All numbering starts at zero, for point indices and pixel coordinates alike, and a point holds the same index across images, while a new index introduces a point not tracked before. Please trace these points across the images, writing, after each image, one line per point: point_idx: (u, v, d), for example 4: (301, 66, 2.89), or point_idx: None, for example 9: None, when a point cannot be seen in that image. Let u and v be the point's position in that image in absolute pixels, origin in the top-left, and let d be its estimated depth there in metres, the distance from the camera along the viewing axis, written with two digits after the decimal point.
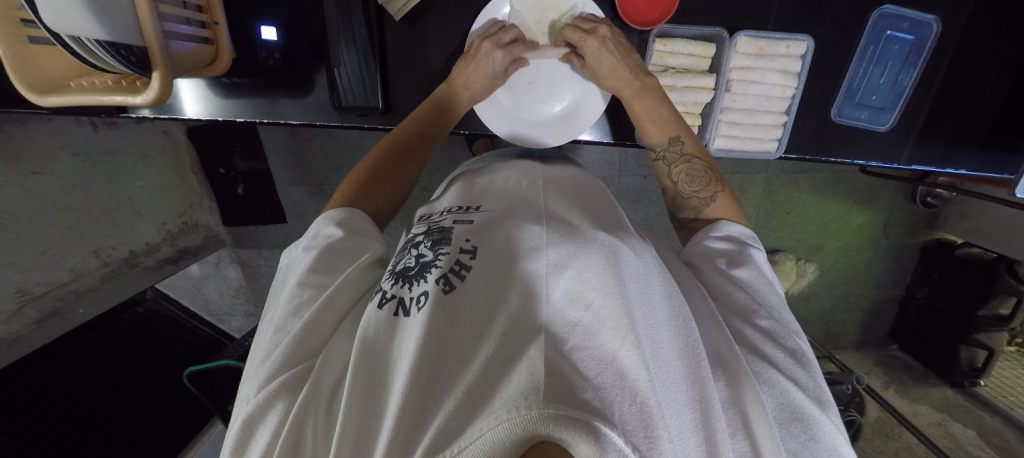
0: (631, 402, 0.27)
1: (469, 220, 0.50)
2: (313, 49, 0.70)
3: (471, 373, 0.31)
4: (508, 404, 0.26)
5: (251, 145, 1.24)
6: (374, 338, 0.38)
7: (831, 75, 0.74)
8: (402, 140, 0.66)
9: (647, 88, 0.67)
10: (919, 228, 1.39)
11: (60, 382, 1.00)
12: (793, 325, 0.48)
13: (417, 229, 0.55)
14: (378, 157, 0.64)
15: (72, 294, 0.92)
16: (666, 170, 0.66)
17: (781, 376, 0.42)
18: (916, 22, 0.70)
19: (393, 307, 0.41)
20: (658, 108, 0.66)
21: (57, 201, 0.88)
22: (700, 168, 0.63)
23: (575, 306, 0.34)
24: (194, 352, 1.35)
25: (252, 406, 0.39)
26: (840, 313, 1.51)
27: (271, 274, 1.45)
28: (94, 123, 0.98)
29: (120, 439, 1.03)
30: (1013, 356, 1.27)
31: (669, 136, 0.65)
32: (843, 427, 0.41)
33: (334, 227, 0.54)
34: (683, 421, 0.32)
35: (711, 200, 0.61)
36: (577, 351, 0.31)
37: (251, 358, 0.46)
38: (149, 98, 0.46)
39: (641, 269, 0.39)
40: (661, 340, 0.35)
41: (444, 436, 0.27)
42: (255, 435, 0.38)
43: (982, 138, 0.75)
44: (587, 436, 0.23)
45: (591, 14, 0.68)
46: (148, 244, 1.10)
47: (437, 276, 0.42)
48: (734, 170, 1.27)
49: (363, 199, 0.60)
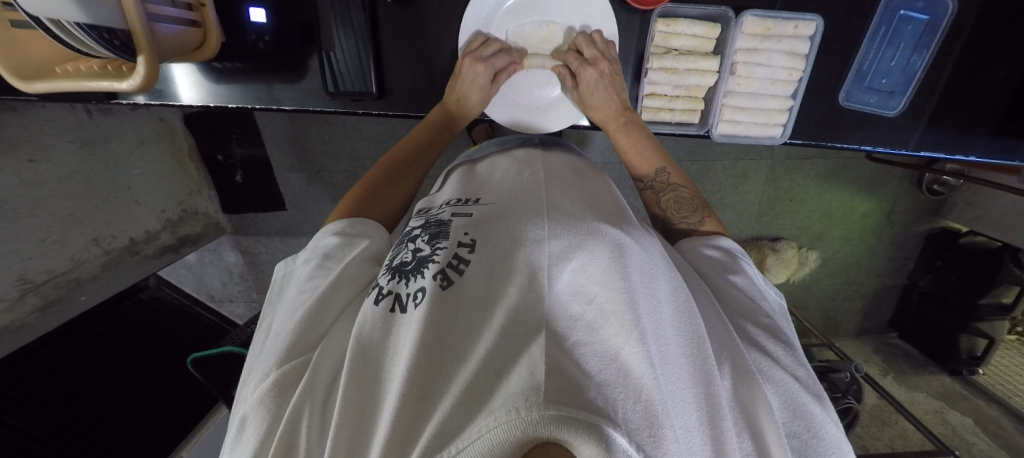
0: (635, 399, 0.27)
1: (467, 213, 0.48)
2: (306, 35, 0.68)
3: (470, 370, 0.30)
4: (507, 403, 0.25)
5: (248, 132, 1.22)
6: (370, 337, 0.37)
7: (842, 57, 0.71)
8: (399, 158, 0.65)
9: (632, 122, 0.66)
10: (924, 216, 1.37)
11: (67, 368, 1.01)
12: (788, 327, 0.48)
13: (415, 222, 0.53)
14: (386, 166, 0.64)
15: (74, 282, 0.93)
16: (655, 199, 0.63)
17: (784, 373, 0.41)
18: (931, 1, 0.67)
19: (389, 303, 0.40)
20: (644, 142, 0.65)
21: (54, 189, 0.88)
22: (687, 196, 0.61)
23: (578, 301, 0.34)
24: (197, 337, 1.37)
25: (249, 402, 0.38)
26: (840, 301, 1.50)
27: (272, 261, 1.44)
28: (88, 109, 0.97)
29: (126, 423, 1.05)
30: (1013, 345, 1.26)
31: (655, 168, 0.64)
32: (841, 423, 0.41)
33: (332, 237, 0.52)
34: (688, 419, 0.31)
35: (700, 224, 0.59)
36: (579, 348, 0.30)
37: (248, 361, 0.45)
38: (136, 83, 0.46)
39: (647, 262, 0.38)
40: (668, 336, 0.34)
41: (442, 436, 0.26)
42: (246, 429, 0.37)
43: (993, 123, 0.74)
44: (589, 437, 0.23)
45: (599, 33, 0.66)
46: (147, 231, 1.10)
47: (434, 272, 0.40)
48: (737, 157, 1.25)
49: (365, 210, 0.57)
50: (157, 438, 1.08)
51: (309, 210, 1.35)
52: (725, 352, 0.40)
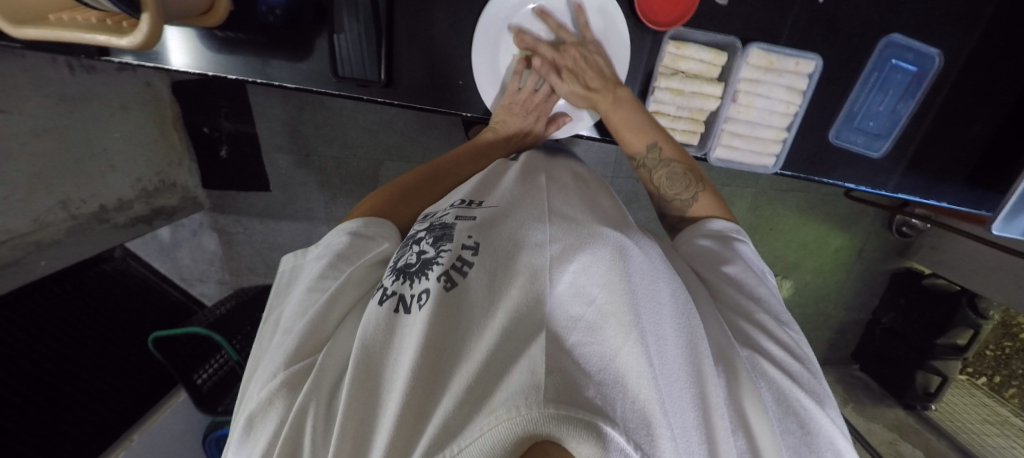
0: (632, 401, 0.27)
1: (470, 216, 0.48)
2: (318, 12, 0.67)
3: (470, 369, 0.30)
4: (508, 402, 0.25)
5: (238, 107, 1.18)
6: (374, 337, 0.37)
7: (835, 97, 0.75)
8: (418, 180, 0.64)
9: (621, 99, 0.66)
10: (892, 255, 1.45)
11: (18, 338, 0.94)
12: (786, 317, 0.49)
13: (420, 225, 0.52)
14: (421, 173, 0.65)
15: (33, 246, 0.85)
16: (648, 177, 0.66)
17: (778, 371, 0.42)
18: (920, 53, 0.72)
19: (393, 304, 0.39)
20: (634, 117, 0.66)
21: (26, 145, 0.83)
22: (679, 171, 0.64)
23: (578, 301, 0.34)
24: (159, 315, 1.30)
25: (254, 403, 0.37)
26: (808, 330, 1.56)
27: (250, 243, 1.40)
28: (71, 65, 0.92)
29: (73, 400, 0.98)
30: (964, 385, 1.34)
31: (646, 143, 0.65)
32: (841, 424, 0.42)
33: (345, 236, 0.51)
34: (687, 418, 0.31)
35: (694, 200, 0.63)
36: (579, 348, 0.31)
37: (252, 358, 0.44)
38: (136, 42, 0.44)
39: (648, 266, 0.38)
40: (666, 336, 0.35)
41: (443, 436, 0.26)
42: (255, 430, 0.36)
43: (966, 174, 0.79)
44: (588, 435, 0.23)
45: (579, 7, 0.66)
46: (120, 199, 1.04)
47: (438, 273, 0.40)
48: (725, 182, 1.29)
49: (384, 209, 0.57)
50: (106, 419, 1.02)
51: (295, 194, 1.32)
52: (723, 354, 0.41)
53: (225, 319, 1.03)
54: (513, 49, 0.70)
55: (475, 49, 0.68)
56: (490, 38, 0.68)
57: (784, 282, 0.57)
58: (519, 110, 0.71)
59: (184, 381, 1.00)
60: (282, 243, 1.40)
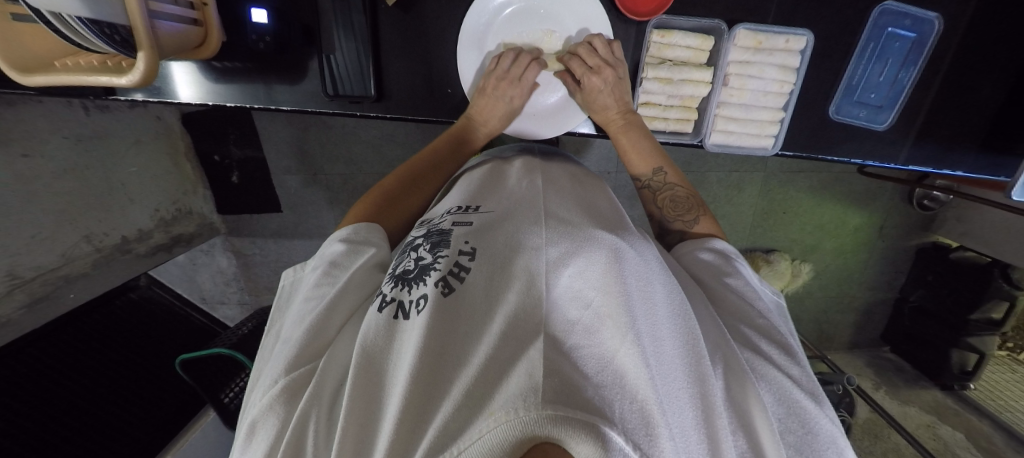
0: (631, 401, 0.27)
1: (468, 222, 0.48)
2: (306, 34, 0.69)
3: (469, 373, 0.31)
4: (507, 404, 0.25)
5: (246, 133, 1.22)
6: (374, 344, 0.37)
7: (831, 72, 0.73)
8: (401, 182, 0.64)
9: (633, 125, 0.67)
10: (915, 231, 1.39)
11: (52, 369, 0.98)
12: (784, 329, 0.48)
13: (416, 232, 0.53)
14: (403, 174, 0.65)
15: (62, 279, 0.90)
16: (652, 198, 0.65)
17: (779, 373, 0.41)
18: (917, 20, 0.70)
19: (393, 311, 0.40)
20: (643, 143, 0.66)
21: (49, 185, 0.87)
22: (682, 196, 0.63)
23: (576, 304, 0.34)
24: (186, 338, 1.35)
25: (256, 409, 0.38)
26: (833, 314, 1.51)
27: (266, 263, 1.44)
28: (85, 106, 0.96)
29: (110, 425, 1.02)
30: (1004, 361, 1.26)
31: (653, 167, 0.65)
32: (837, 419, 0.41)
33: (339, 243, 0.52)
34: (686, 419, 0.31)
35: (694, 222, 0.61)
36: (577, 351, 0.30)
37: (255, 367, 0.45)
38: (135, 79, 0.46)
39: (643, 267, 0.38)
40: (663, 337, 0.34)
41: (443, 437, 0.26)
42: (255, 436, 0.37)
43: (980, 139, 0.75)
44: (587, 436, 0.23)
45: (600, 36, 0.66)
46: (141, 230, 1.08)
47: (437, 279, 0.40)
48: (732, 169, 1.26)
49: (375, 215, 0.58)
50: (141, 441, 1.06)
51: (305, 213, 1.35)
52: (720, 351, 0.41)
53: (246, 340, 1.06)
54: (498, 44, 0.70)
55: (461, 52, 0.69)
56: (476, 39, 0.69)
57: (781, 304, 0.55)
58: (496, 91, 0.67)
59: (212, 400, 1.03)
60: (296, 261, 1.43)
